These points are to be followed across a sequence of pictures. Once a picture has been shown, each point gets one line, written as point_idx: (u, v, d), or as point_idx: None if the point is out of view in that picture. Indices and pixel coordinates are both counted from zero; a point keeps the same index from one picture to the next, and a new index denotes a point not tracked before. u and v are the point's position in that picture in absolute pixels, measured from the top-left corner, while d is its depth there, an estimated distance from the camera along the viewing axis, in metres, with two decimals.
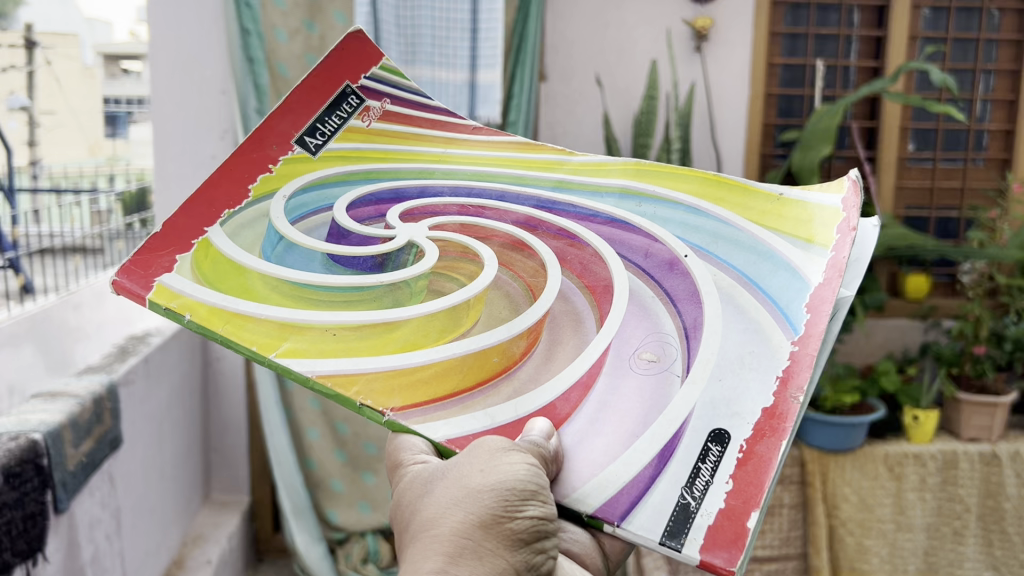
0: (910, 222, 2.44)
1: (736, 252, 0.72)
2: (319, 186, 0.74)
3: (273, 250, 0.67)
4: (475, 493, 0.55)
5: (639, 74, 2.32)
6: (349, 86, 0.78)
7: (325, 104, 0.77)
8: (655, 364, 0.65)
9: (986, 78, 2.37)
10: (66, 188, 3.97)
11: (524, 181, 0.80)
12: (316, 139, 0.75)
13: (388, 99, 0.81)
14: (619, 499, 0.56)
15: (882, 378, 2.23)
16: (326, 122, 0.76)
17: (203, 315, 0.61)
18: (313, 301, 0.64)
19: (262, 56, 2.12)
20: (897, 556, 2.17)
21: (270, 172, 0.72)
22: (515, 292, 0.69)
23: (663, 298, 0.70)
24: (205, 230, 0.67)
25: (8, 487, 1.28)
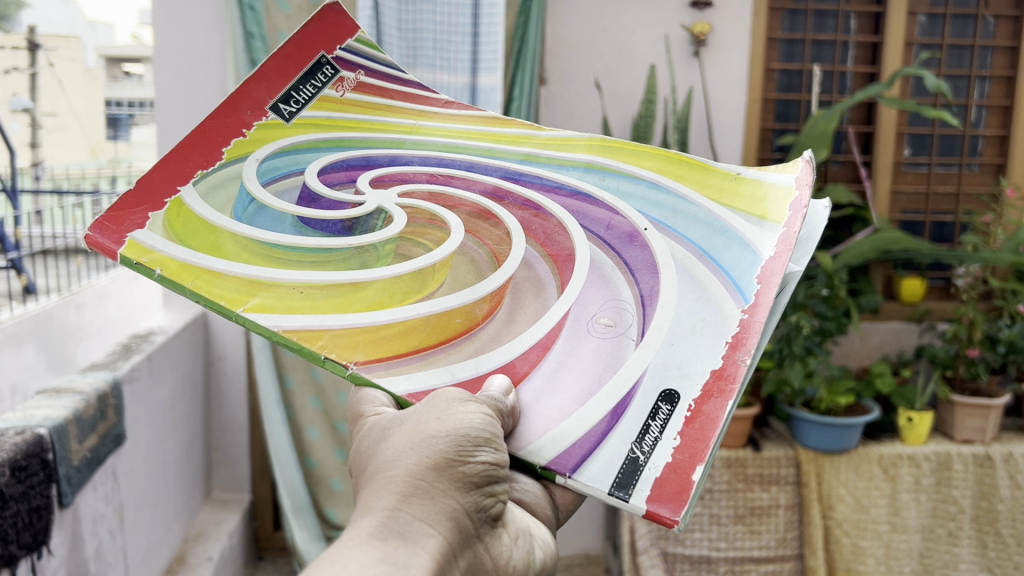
0: (905, 226, 2.46)
1: (692, 226, 0.76)
2: (292, 152, 0.75)
3: (245, 210, 0.70)
4: (431, 437, 0.58)
5: (638, 78, 2.34)
6: (325, 56, 0.79)
7: (301, 72, 0.78)
8: (610, 329, 0.69)
9: (980, 83, 2.40)
10: (67, 189, 4.01)
11: (490, 154, 0.82)
12: (289, 107, 0.77)
13: (362, 70, 0.81)
14: (572, 452, 0.61)
15: (877, 379, 2.24)
16: (301, 90, 0.77)
17: (173, 270, 0.64)
18: (281, 260, 0.68)
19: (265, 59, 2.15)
20: (892, 558, 2.19)
21: (243, 137, 0.74)
22: (478, 256, 0.73)
23: (622, 268, 0.73)
24: (177, 189, 0.69)
25: (14, 481, 1.29)
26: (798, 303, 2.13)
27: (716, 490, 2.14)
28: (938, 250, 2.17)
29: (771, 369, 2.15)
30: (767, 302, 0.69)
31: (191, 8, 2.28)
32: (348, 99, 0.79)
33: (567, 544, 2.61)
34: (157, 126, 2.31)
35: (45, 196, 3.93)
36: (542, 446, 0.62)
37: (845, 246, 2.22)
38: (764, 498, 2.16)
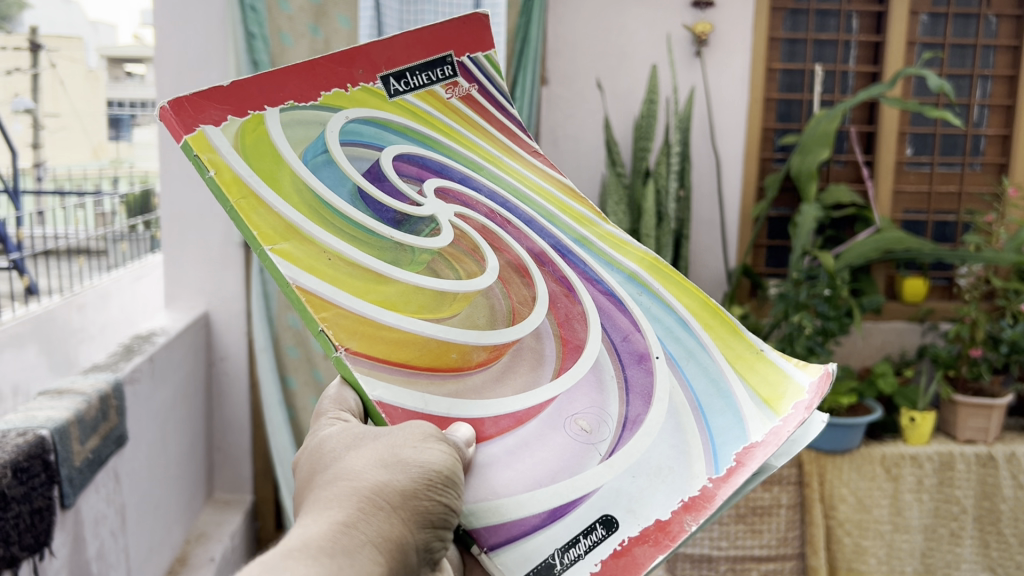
0: (907, 226, 2.46)
1: (700, 376, 0.72)
2: (381, 126, 0.74)
3: (313, 158, 0.69)
4: (396, 467, 0.56)
5: (640, 78, 2.34)
6: (451, 56, 0.79)
7: (424, 59, 0.77)
8: (584, 433, 0.66)
9: (983, 83, 2.40)
10: (67, 189, 4.06)
11: (547, 219, 0.78)
12: (398, 85, 0.76)
13: (477, 86, 0.80)
14: (501, 529, 0.60)
15: (879, 379, 2.26)
16: (415, 75, 0.76)
17: (226, 179, 0.65)
18: (325, 220, 0.67)
19: (267, 60, 2.16)
20: (894, 558, 2.19)
21: (344, 91, 0.73)
22: (496, 301, 0.71)
23: (620, 383, 0.70)
24: (265, 107, 0.69)
25: (17, 482, 1.29)
26: (800, 303, 2.12)
27: None
28: (940, 249, 2.16)
29: None
30: (737, 481, 0.64)
31: (192, 8, 2.28)
32: (454, 103, 0.78)
33: None
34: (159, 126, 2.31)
35: (46, 196, 3.96)
36: (484, 508, 0.61)
37: (848, 245, 2.22)
38: (765, 498, 2.16)
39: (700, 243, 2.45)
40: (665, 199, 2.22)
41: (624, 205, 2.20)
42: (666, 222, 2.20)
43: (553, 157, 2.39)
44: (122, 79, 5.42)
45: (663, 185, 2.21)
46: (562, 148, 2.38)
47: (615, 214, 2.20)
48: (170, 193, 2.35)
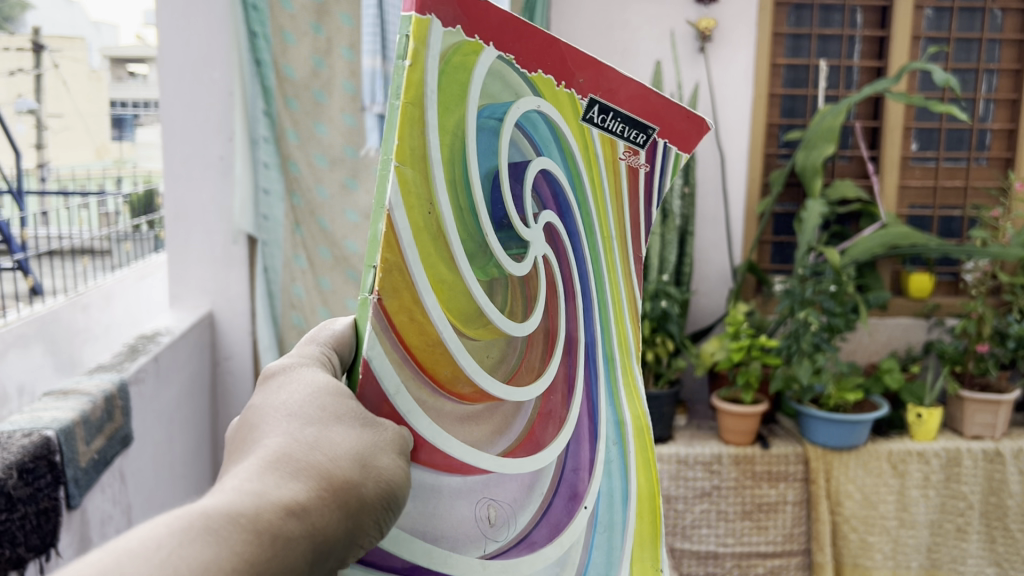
0: (913, 221, 2.44)
1: (602, 553, 0.59)
2: (554, 132, 0.57)
3: (485, 116, 0.51)
4: (346, 449, 0.42)
5: (643, 74, 2.33)
6: (654, 131, 0.62)
7: (632, 117, 0.61)
8: (487, 521, 0.52)
9: (988, 77, 2.39)
10: (72, 190, 4.07)
11: (596, 309, 0.62)
12: (596, 115, 0.59)
13: (647, 170, 0.64)
14: None
15: (885, 375, 2.22)
16: (615, 124, 0.60)
17: (411, 79, 0.46)
18: (457, 184, 0.49)
19: (269, 59, 2.19)
20: (900, 553, 2.18)
21: (553, 81, 0.55)
22: (509, 347, 0.54)
23: (545, 497, 0.56)
24: (489, 43, 0.50)
25: (22, 483, 1.29)
26: (805, 299, 2.11)
27: (723, 486, 2.15)
28: (946, 245, 2.16)
29: (779, 366, 2.14)
30: None
31: (194, 8, 2.27)
32: (624, 169, 0.63)
33: None
34: (162, 125, 2.32)
35: (50, 196, 3.97)
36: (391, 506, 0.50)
37: (853, 241, 2.22)
38: (772, 494, 2.16)
39: (705, 239, 2.43)
40: (669, 196, 2.21)
41: None
42: (670, 218, 2.20)
43: None
44: (125, 80, 5.46)
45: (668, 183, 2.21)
46: None
47: None
48: (175, 193, 2.35)
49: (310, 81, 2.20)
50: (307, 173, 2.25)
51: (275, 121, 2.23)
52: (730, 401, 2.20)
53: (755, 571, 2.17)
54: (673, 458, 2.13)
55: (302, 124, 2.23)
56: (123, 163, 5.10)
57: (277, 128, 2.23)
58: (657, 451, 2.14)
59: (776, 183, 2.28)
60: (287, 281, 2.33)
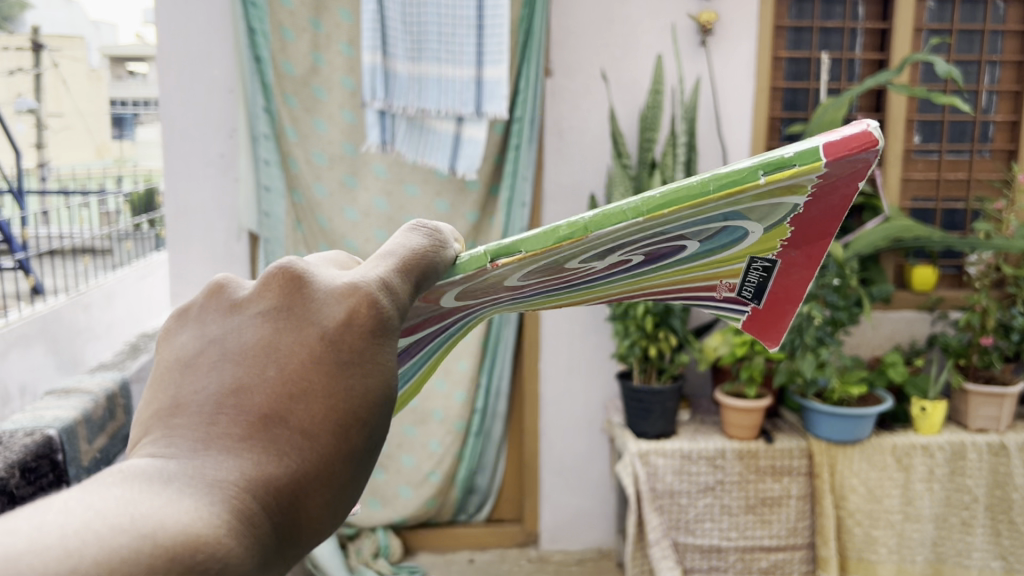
0: (916, 214, 2.43)
1: None
2: (735, 244, 0.68)
3: (727, 216, 0.62)
4: (334, 491, 0.40)
5: (645, 68, 2.32)
6: (754, 305, 0.74)
7: (768, 294, 0.73)
8: None
9: (991, 69, 2.38)
10: (72, 189, 4.07)
11: (569, 291, 0.72)
12: (761, 264, 0.70)
13: (715, 298, 0.76)
14: None
15: (890, 369, 2.21)
16: (750, 282, 0.73)
17: (728, 181, 0.57)
18: (640, 229, 0.61)
19: (268, 55, 2.17)
20: (905, 547, 2.18)
21: (785, 235, 0.66)
22: (492, 293, 0.66)
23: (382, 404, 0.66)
24: (810, 197, 0.61)
25: (24, 483, 1.29)
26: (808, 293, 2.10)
27: (727, 481, 2.14)
28: (949, 238, 2.16)
29: (782, 360, 2.13)
30: None
31: (192, 5, 2.25)
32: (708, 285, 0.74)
33: (577, 538, 2.61)
34: (162, 123, 2.31)
35: (51, 196, 3.96)
36: None
37: (856, 234, 2.22)
38: (775, 489, 2.15)
39: None
40: None
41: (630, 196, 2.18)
42: None
43: (558, 149, 2.37)
44: (125, 79, 5.46)
45: (669, 177, 2.19)
46: (567, 140, 2.37)
47: None
48: (176, 190, 2.35)
49: (309, 77, 2.20)
50: (306, 170, 2.26)
51: (275, 118, 2.22)
52: (733, 395, 2.20)
53: (760, 565, 2.17)
54: (676, 453, 2.13)
55: (301, 121, 2.23)
56: (124, 163, 5.10)
57: (277, 126, 2.23)
58: (661, 445, 2.13)
59: None
60: None
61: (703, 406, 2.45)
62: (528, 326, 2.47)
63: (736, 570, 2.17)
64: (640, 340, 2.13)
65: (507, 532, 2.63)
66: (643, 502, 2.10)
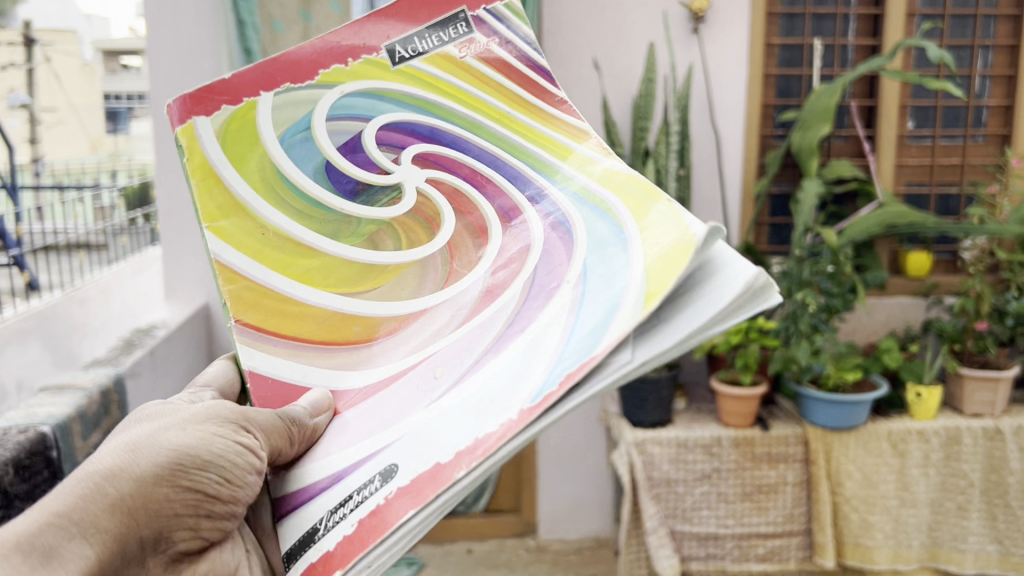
0: (909, 200, 2.43)
1: (598, 288, 0.56)
2: (377, 97, 0.65)
3: (291, 136, 0.63)
4: (203, 486, 0.54)
5: (638, 56, 2.32)
6: (463, 11, 0.68)
7: (432, 21, 0.67)
8: (435, 380, 0.56)
9: (984, 53, 2.37)
10: (66, 185, 4.05)
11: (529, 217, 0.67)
12: (406, 51, 0.67)
13: (498, 38, 0.68)
14: (340, 465, 0.54)
15: (884, 355, 2.22)
16: (426, 38, 0.67)
17: (196, 164, 0.60)
18: (320, 224, 0.62)
19: (258, 48, 2.17)
20: (900, 532, 2.18)
21: (347, 65, 0.65)
22: None
23: (510, 317, 0.58)
24: (259, 94, 0.63)
25: (19, 480, 1.27)
26: (803, 280, 2.10)
27: (723, 468, 2.14)
28: (943, 223, 2.16)
29: (777, 347, 2.13)
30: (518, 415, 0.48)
31: None
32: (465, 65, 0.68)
33: (575, 527, 2.62)
34: (154, 119, 2.31)
35: (45, 191, 3.94)
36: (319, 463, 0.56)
37: (850, 220, 2.22)
38: (771, 475, 2.15)
39: (701, 222, 2.43)
40: (664, 179, 2.20)
41: None
42: None
43: None
44: (118, 72, 5.40)
45: (663, 165, 2.19)
46: None
47: None
48: (168, 186, 2.34)
49: None
50: None
51: None
52: (730, 383, 2.20)
53: (757, 551, 2.19)
54: (672, 441, 2.13)
55: None
56: (118, 156, 5.08)
57: None
58: (657, 434, 2.14)
59: (772, 164, 2.27)
60: None
61: (699, 394, 2.46)
62: None
63: (733, 557, 2.18)
64: None
65: (507, 522, 2.64)
66: (639, 491, 2.11)
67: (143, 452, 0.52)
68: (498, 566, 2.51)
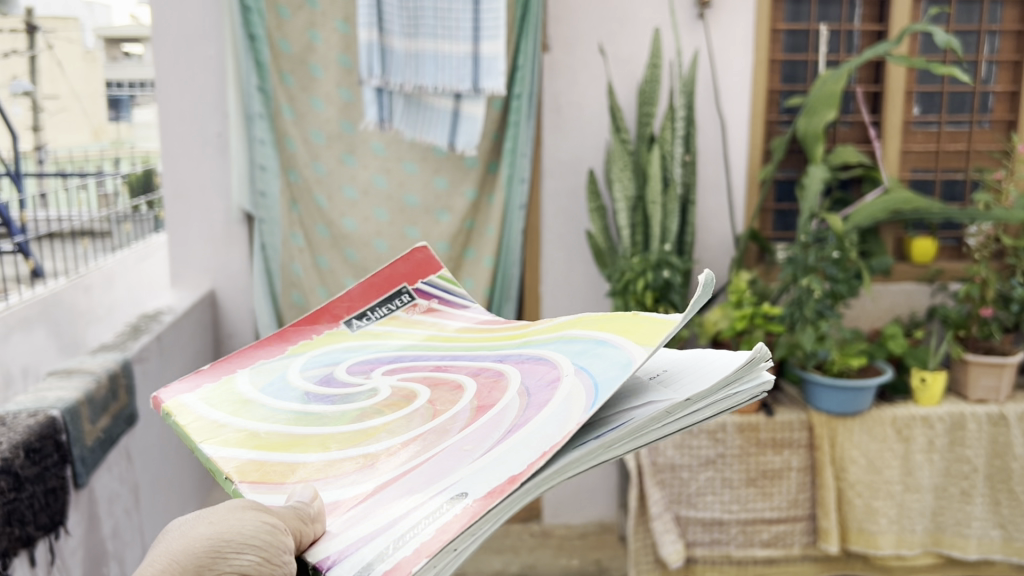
0: (915, 185, 2.43)
1: (597, 364, 0.59)
2: (354, 347, 0.70)
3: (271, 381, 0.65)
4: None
5: (643, 42, 2.31)
6: (406, 287, 0.78)
7: (382, 297, 0.76)
8: (466, 453, 0.53)
9: (990, 38, 2.36)
10: (71, 171, 4.04)
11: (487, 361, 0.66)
12: (361, 320, 0.74)
13: (435, 299, 0.79)
14: (346, 546, 0.47)
15: (890, 340, 2.21)
16: (375, 310, 0.75)
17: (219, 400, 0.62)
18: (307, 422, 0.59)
19: (264, 33, 2.19)
20: (905, 517, 2.19)
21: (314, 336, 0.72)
22: None
23: (516, 403, 0.57)
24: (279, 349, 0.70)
25: (29, 463, 1.27)
26: (807, 267, 2.10)
27: (728, 454, 2.15)
28: (949, 209, 2.16)
29: (782, 333, 2.13)
30: (492, 477, 0.49)
31: None
32: (416, 318, 0.76)
33: (580, 512, 2.63)
34: (158, 105, 2.31)
35: (49, 178, 3.89)
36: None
37: (855, 207, 2.22)
38: (776, 461, 2.16)
39: (706, 209, 2.43)
40: (670, 164, 2.21)
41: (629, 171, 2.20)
42: (671, 187, 2.20)
43: (556, 125, 2.36)
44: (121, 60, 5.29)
45: (667, 151, 2.20)
46: (567, 116, 2.36)
47: (621, 181, 2.20)
48: (172, 171, 2.35)
49: (305, 55, 2.21)
50: (302, 150, 2.27)
51: (270, 96, 2.24)
52: None
53: (761, 537, 2.20)
54: None
55: (298, 99, 2.24)
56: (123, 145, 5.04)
57: (272, 105, 2.24)
58: None
59: (778, 150, 2.26)
60: (286, 259, 2.33)
61: None
62: (528, 307, 2.46)
63: (738, 542, 2.20)
64: None
65: None
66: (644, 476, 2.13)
67: (172, 551, 0.48)
68: (503, 552, 2.51)
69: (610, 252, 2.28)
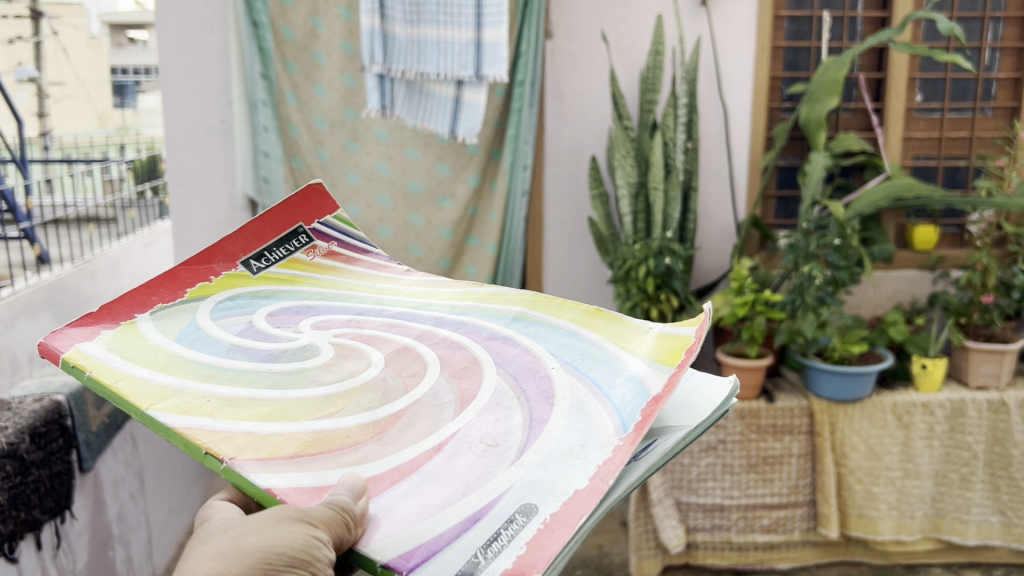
0: (917, 172, 2.43)
1: (596, 366, 0.60)
2: (256, 297, 0.67)
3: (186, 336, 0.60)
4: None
5: (645, 29, 2.31)
6: (303, 226, 0.74)
7: (276, 236, 0.72)
8: (491, 450, 0.51)
9: (994, 25, 2.36)
10: (77, 157, 4.07)
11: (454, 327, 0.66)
12: (259, 262, 0.70)
13: (335, 241, 0.75)
14: (418, 548, 0.44)
15: (891, 328, 2.22)
16: (272, 251, 0.71)
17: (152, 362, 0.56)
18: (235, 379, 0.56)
19: (267, 20, 2.19)
20: (904, 503, 2.20)
21: (209, 281, 0.67)
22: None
23: (520, 398, 0.56)
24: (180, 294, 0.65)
25: (35, 447, 1.28)
26: (809, 253, 2.10)
27: (728, 440, 2.16)
28: (951, 196, 2.16)
29: (783, 320, 2.13)
30: (555, 484, 0.48)
31: None
32: (319, 265, 0.73)
33: None
34: (162, 92, 2.32)
35: (54, 164, 3.91)
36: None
37: (857, 194, 2.22)
38: (777, 447, 2.17)
39: (708, 195, 2.43)
40: (672, 151, 2.20)
41: (632, 157, 2.20)
42: (673, 174, 2.20)
43: (558, 112, 2.37)
44: None
45: (670, 138, 2.20)
46: (569, 103, 2.36)
47: (623, 167, 2.20)
48: (177, 159, 2.36)
49: (309, 42, 2.21)
50: (306, 137, 2.27)
51: (274, 83, 2.24)
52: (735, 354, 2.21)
53: (762, 522, 2.21)
54: None
55: (301, 86, 2.24)
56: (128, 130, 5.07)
57: (276, 92, 2.24)
58: None
59: (780, 137, 2.26)
60: None
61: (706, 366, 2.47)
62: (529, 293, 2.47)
63: (738, 527, 2.22)
64: (641, 301, 2.15)
65: None
66: None
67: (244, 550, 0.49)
68: None
69: (612, 239, 2.29)
